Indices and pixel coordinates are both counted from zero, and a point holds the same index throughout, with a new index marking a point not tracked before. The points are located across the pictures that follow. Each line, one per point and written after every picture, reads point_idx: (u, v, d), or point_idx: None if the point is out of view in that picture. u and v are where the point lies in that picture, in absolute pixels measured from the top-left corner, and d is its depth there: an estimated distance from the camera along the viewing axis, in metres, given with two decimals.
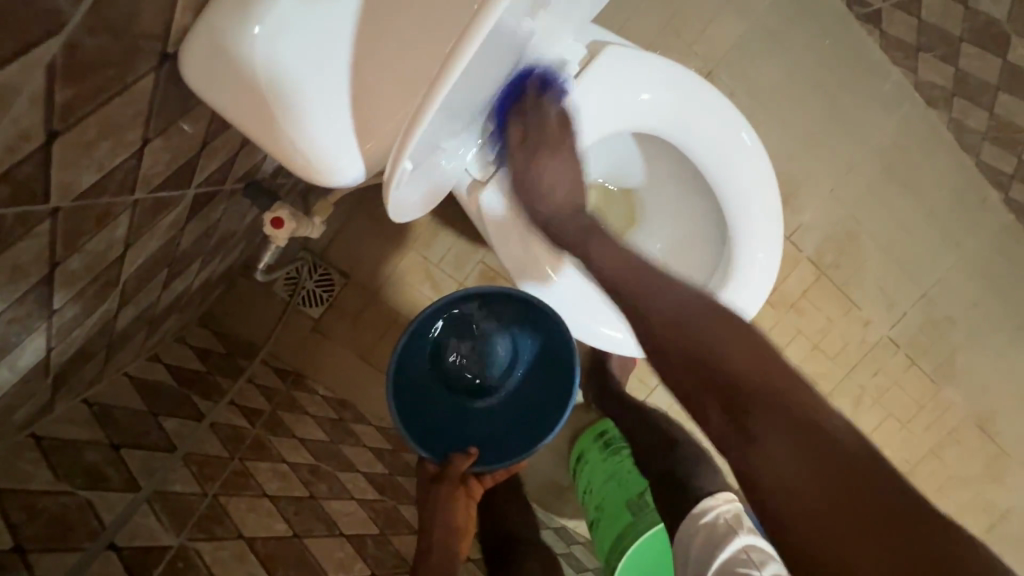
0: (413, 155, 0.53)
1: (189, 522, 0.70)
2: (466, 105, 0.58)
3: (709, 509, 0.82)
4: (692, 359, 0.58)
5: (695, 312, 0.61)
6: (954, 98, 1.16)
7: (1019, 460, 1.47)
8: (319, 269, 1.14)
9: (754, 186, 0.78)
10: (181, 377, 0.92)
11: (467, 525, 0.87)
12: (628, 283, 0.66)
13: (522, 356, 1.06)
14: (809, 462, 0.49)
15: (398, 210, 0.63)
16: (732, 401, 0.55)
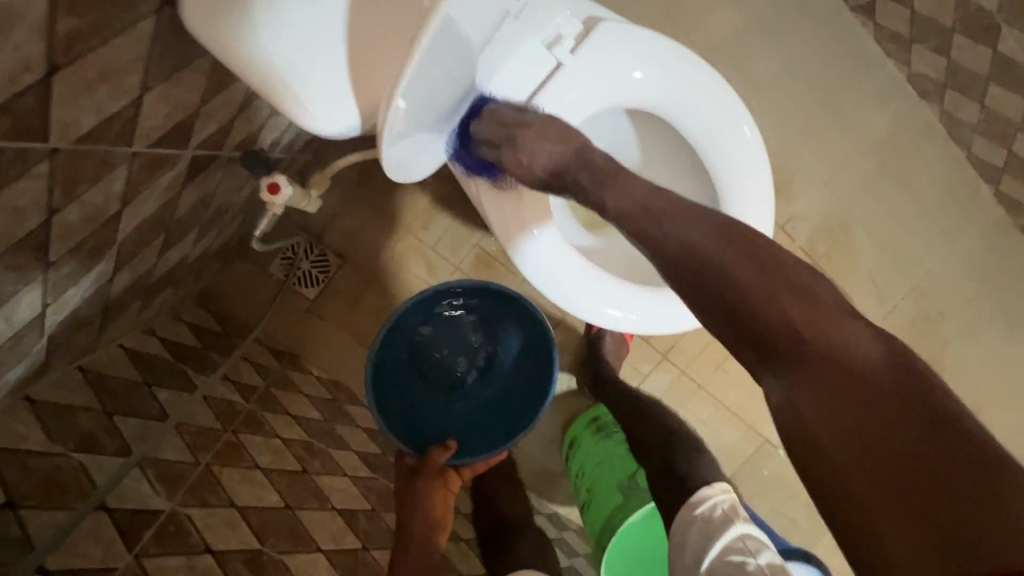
0: (406, 102, 0.54)
1: (181, 488, 0.70)
2: (456, 60, 0.58)
3: (705, 498, 0.81)
4: (712, 292, 0.57)
5: (710, 245, 0.60)
6: (947, 90, 1.17)
7: (1009, 454, 1.49)
8: (316, 250, 1.15)
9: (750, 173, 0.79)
10: (176, 351, 0.92)
11: (444, 517, 0.84)
12: (641, 221, 0.65)
13: (503, 359, 1.06)
14: (828, 392, 0.49)
15: (394, 166, 0.64)
16: (749, 325, 0.55)
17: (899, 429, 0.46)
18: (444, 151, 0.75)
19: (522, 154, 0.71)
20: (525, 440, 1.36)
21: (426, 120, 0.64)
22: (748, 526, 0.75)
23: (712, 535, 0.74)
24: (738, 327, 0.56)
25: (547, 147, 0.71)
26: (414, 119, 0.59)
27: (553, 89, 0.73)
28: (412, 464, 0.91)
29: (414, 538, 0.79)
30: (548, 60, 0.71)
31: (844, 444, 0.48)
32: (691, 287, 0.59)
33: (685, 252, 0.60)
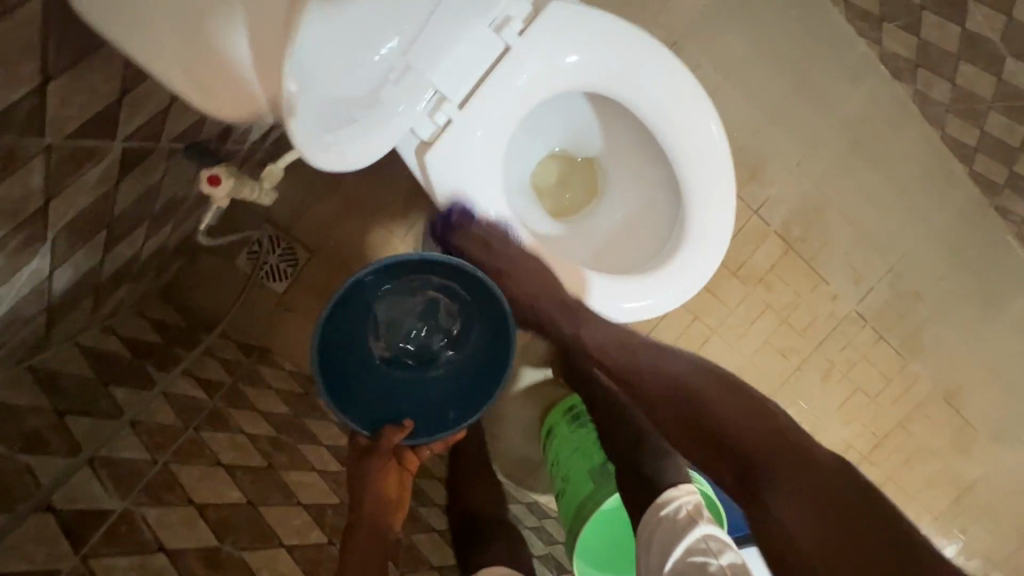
0: (305, 77, 0.51)
1: (135, 487, 0.69)
2: (360, 36, 0.57)
3: (671, 500, 0.81)
4: (693, 420, 0.70)
5: (691, 381, 0.75)
6: (919, 69, 1.16)
7: (983, 432, 1.51)
8: (281, 244, 1.14)
9: (711, 161, 0.79)
10: (137, 348, 0.91)
11: (399, 500, 0.85)
12: (630, 364, 0.80)
13: (456, 336, 1.07)
14: (805, 498, 0.58)
15: (331, 159, 0.61)
16: (725, 447, 0.66)
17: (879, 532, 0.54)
18: (394, 138, 0.71)
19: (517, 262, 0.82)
20: (504, 430, 1.36)
21: (350, 105, 0.61)
22: (712, 526, 0.76)
23: (675, 536, 0.74)
24: (715, 448, 0.67)
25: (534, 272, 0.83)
26: (327, 102, 0.56)
27: (502, 72, 0.72)
28: (365, 445, 0.90)
29: (364, 517, 0.79)
30: (496, 44, 0.70)
31: (825, 535, 0.55)
32: (672, 409, 0.73)
33: (665, 387, 0.75)
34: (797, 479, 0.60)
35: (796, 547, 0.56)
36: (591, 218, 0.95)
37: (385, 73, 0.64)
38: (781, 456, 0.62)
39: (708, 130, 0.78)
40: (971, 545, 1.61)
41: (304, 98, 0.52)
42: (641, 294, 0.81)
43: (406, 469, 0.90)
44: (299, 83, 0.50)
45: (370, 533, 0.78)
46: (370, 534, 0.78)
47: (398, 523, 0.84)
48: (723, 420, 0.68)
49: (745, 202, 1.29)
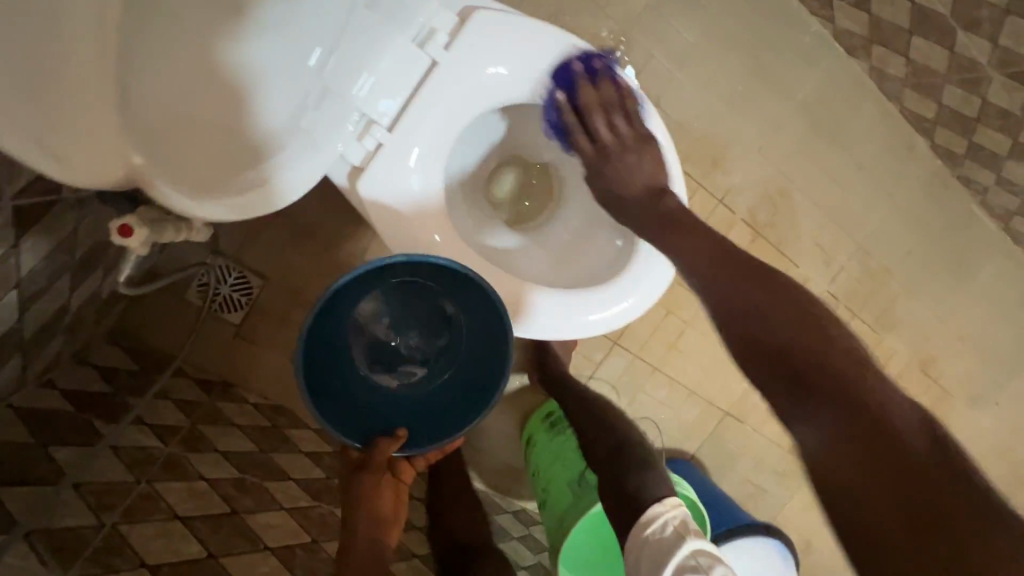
0: (161, 131, 0.50)
1: (79, 558, 0.65)
2: (249, 71, 0.55)
3: (657, 516, 0.76)
4: (748, 327, 0.62)
5: (734, 287, 0.66)
6: (873, 46, 1.15)
7: (961, 399, 1.53)
8: (233, 272, 1.08)
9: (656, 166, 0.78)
10: (80, 401, 0.86)
11: (396, 515, 0.78)
12: (698, 256, 0.70)
13: (456, 334, 0.96)
14: (846, 420, 0.51)
15: (249, 204, 0.60)
16: (780, 352, 0.59)
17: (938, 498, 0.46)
18: (320, 169, 0.66)
19: (621, 167, 0.80)
20: (483, 442, 1.33)
21: (264, 141, 0.59)
22: (701, 541, 0.72)
23: (664, 555, 0.70)
24: (770, 349, 0.59)
25: (644, 166, 0.79)
26: (217, 147, 0.55)
27: (431, 88, 0.70)
28: (356, 458, 0.81)
29: (358, 538, 0.73)
30: (422, 59, 0.68)
31: (863, 470, 0.49)
32: (721, 312, 0.65)
33: (726, 290, 0.66)
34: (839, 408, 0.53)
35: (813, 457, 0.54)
36: (549, 227, 0.94)
37: (304, 98, 0.61)
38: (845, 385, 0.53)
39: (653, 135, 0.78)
40: None
41: (162, 153, 0.50)
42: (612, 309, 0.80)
43: (400, 482, 0.82)
44: (152, 140, 0.49)
45: (368, 547, 0.73)
46: (366, 553, 0.72)
47: (396, 538, 0.78)
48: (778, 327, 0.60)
49: (709, 192, 1.26)
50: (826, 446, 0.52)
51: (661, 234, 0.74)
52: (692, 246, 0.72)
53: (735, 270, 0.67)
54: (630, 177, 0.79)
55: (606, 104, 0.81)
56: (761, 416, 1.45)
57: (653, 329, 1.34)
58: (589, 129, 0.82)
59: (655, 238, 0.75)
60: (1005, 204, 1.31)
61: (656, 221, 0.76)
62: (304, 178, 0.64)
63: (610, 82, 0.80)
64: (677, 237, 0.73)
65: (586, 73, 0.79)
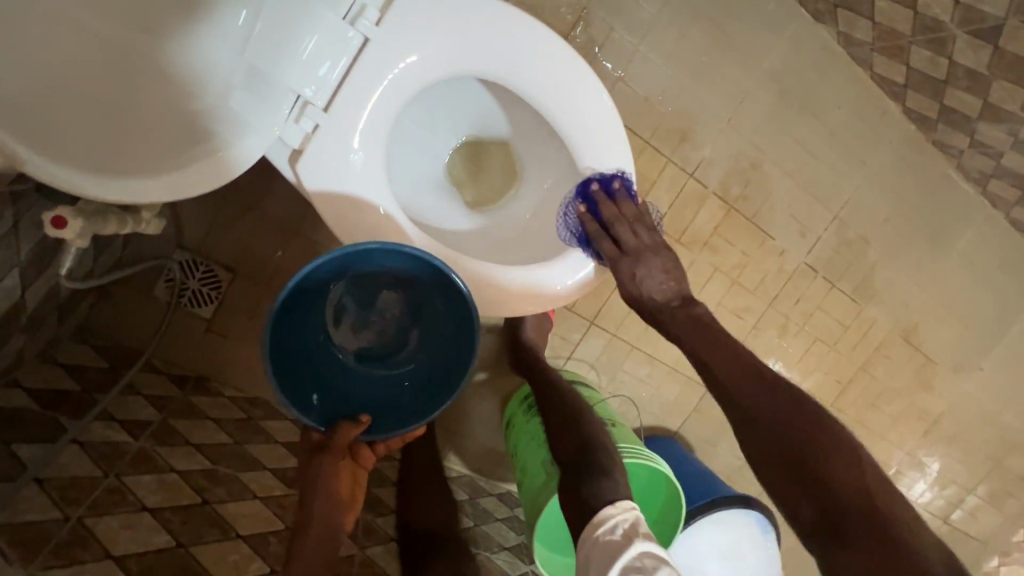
0: (56, 124, 0.51)
1: (42, 550, 0.66)
2: (151, 62, 0.57)
3: (607, 518, 0.75)
4: (783, 453, 0.67)
5: (767, 409, 0.70)
6: (838, 10, 1.14)
7: (944, 365, 1.53)
8: (200, 266, 1.08)
9: (603, 138, 0.79)
10: (47, 399, 0.86)
11: (352, 499, 0.79)
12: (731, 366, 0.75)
13: (428, 322, 0.94)
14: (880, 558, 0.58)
15: (161, 189, 0.60)
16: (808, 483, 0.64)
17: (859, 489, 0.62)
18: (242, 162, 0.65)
19: (648, 270, 0.81)
20: (463, 427, 1.33)
21: (179, 132, 0.60)
22: (650, 543, 0.72)
23: (612, 555, 0.70)
24: (796, 475, 0.66)
25: (665, 272, 0.83)
26: (116, 132, 0.56)
27: (367, 67, 0.69)
28: (318, 440, 0.81)
29: (315, 520, 0.74)
30: (353, 36, 0.67)
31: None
32: (750, 432, 0.71)
33: (756, 405, 0.71)
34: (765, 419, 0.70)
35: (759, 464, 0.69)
36: (510, 206, 0.93)
37: (224, 81, 0.61)
38: (847, 484, 0.62)
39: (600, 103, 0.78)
40: (946, 476, 1.64)
41: (50, 137, 0.51)
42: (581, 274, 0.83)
43: (360, 467, 0.82)
44: (35, 124, 0.50)
45: (321, 529, 0.74)
46: (320, 534, 0.73)
47: (351, 521, 0.80)
48: (812, 458, 0.65)
49: (679, 166, 1.25)
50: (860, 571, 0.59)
51: (691, 333, 0.79)
52: (721, 354, 0.76)
53: (765, 390, 0.72)
54: (658, 279, 0.82)
55: (629, 217, 0.82)
56: None
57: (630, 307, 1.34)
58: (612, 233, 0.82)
59: (687, 342, 0.79)
60: (981, 167, 1.30)
61: (681, 322, 0.80)
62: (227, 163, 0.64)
63: (629, 199, 0.82)
64: (703, 336, 0.79)
65: (604, 191, 0.81)
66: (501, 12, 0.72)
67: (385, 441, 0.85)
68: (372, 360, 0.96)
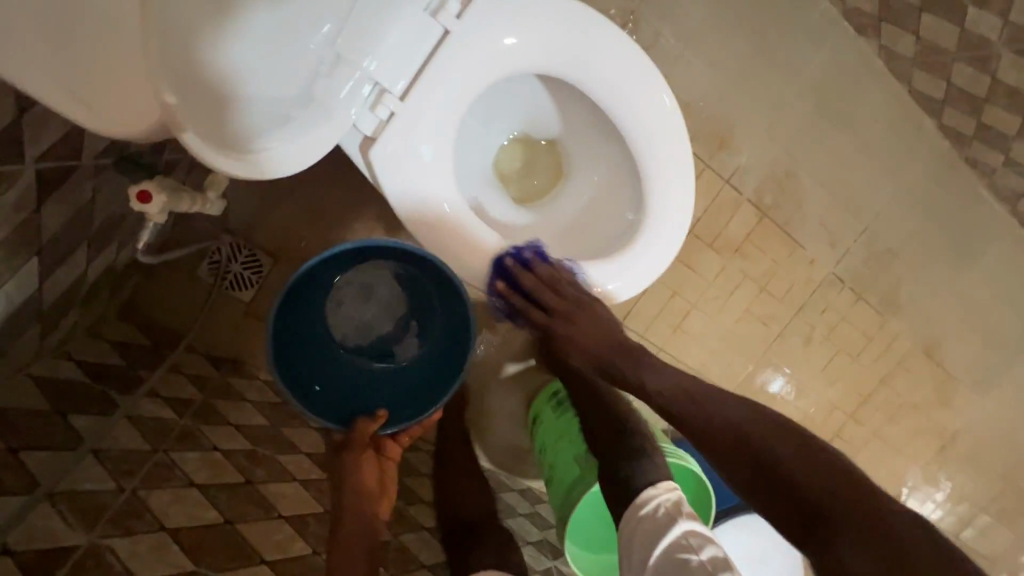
0: (205, 96, 0.53)
1: (101, 518, 0.67)
2: (294, 45, 0.58)
3: (649, 500, 0.78)
4: (717, 422, 0.68)
5: (708, 397, 0.73)
6: (882, 24, 1.16)
7: (963, 382, 1.53)
8: (244, 251, 1.09)
9: (665, 138, 0.80)
10: (97, 373, 0.87)
11: (383, 489, 0.81)
12: (679, 399, 0.73)
13: (424, 316, 1.00)
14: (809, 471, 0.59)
15: (270, 163, 0.63)
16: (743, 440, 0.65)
17: (861, 507, 0.55)
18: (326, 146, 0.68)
19: (573, 331, 0.83)
20: (489, 420, 1.34)
21: (293, 114, 0.62)
22: (694, 523, 0.73)
23: (656, 535, 0.72)
24: (723, 440, 0.67)
25: (594, 324, 0.83)
26: (249, 110, 0.57)
27: (444, 58, 0.71)
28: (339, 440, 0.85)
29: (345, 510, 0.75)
30: (434, 27, 0.69)
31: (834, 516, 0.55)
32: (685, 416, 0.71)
33: (695, 405, 0.72)
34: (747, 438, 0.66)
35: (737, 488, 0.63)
36: (557, 203, 0.95)
37: (313, 67, 0.62)
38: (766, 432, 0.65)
39: (662, 103, 0.79)
40: (959, 493, 1.65)
41: (196, 107, 0.52)
42: (643, 275, 0.84)
43: (385, 458, 0.86)
44: (189, 92, 0.51)
45: (355, 513, 0.75)
46: (355, 519, 0.73)
47: (387, 509, 0.81)
48: (735, 419, 0.68)
49: (716, 172, 1.27)
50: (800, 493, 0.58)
51: (640, 370, 0.79)
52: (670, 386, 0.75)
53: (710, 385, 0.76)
54: (586, 337, 0.83)
55: (550, 280, 0.84)
56: (764, 398, 1.47)
57: (657, 309, 1.35)
58: (538, 301, 0.85)
59: (632, 377, 0.79)
60: (1014, 185, 1.30)
61: (624, 360, 0.81)
62: (308, 151, 0.66)
63: (543, 263, 0.85)
64: (652, 372, 0.78)
65: (519, 263, 0.84)
66: (574, 8, 0.74)
67: (408, 432, 0.90)
68: (381, 357, 1.01)
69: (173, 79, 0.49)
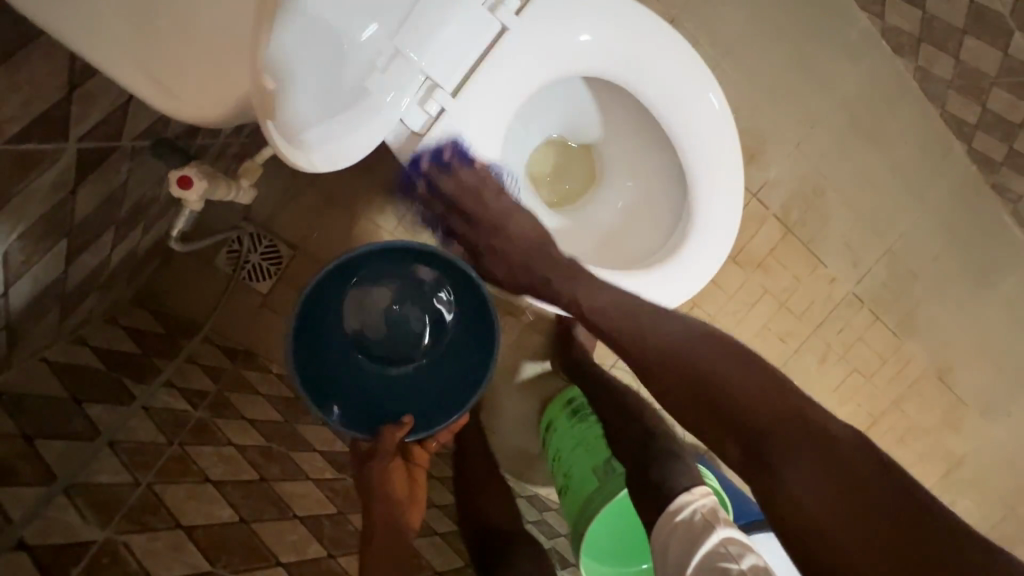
0: (293, 98, 0.51)
1: (117, 514, 0.65)
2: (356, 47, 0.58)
3: (683, 506, 0.77)
4: (695, 384, 0.68)
5: (681, 339, 0.72)
6: (921, 44, 1.15)
7: (976, 409, 1.50)
8: (264, 240, 1.07)
9: (716, 147, 0.79)
10: (112, 361, 0.85)
11: (414, 497, 0.81)
12: (612, 309, 0.77)
13: (454, 319, 0.99)
14: (823, 474, 0.57)
15: (327, 157, 0.60)
16: (739, 417, 0.64)
17: (904, 512, 0.53)
18: (376, 138, 0.67)
19: (502, 246, 0.85)
20: (501, 425, 1.32)
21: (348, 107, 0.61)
22: (731, 531, 0.72)
23: (691, 544, 0.70)
24: (719, 414, 0.65)
25: (527, 233, 0.85)
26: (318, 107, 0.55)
27: (500, 56, 0.71)
28: (366, 449, 0.83)
29: (375, 518, 0.74)
30: (492, 23, 0.69)
31: (840, 517, 0.54)
32: (673, 374, 0.69)
33: (674, 350, 0.71)
34: (783, 427, 0.61)
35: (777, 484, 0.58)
36: (592, 209, 0.94)
37: (372, 62, 0.61)
38: (773, 417, 0.62)
39: (709, 103, 0.78)
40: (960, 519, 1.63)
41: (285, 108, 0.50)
42: (684, 291, 0.82)
43: (414, 464, 0.86)
44: (284, 94, 0.49)
45: (386, 528, 0.74)
46: (384, 527, 0.74)
47: (417, 519, 0.80)
48: (730, 390, 0.65)
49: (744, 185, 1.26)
50: (810, 494, 0.56)
51: (573, 284, 0.80)
52: (613, 296, 0.77)
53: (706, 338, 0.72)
54: (514, 241, 0.85)
55: (472, 185, 0.80)
56: None
57: None
58: (463, 212, 0.85)
59: (566, 290, 0.81)
60: None
61: (563, 269, 0.82)
62: (359, 147, 0.64)
63: (466, 165, 0.77)
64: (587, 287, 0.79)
65: (438, 167, 0.77)
66: (627, 8, 0.74)
67: (436, 437, 0.90)
68: (405, 361, 0.99)
69: (274, 60, 0.46)
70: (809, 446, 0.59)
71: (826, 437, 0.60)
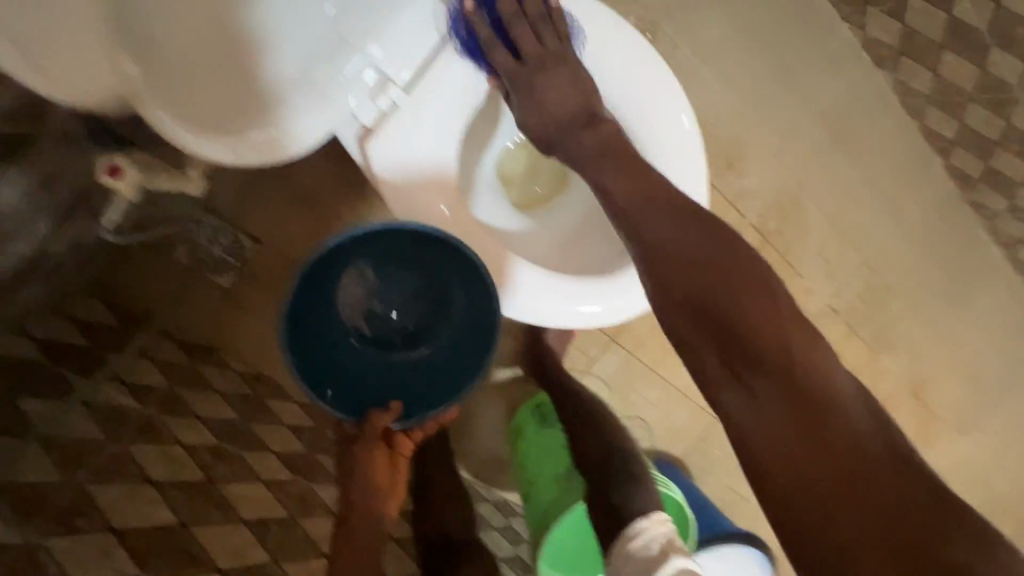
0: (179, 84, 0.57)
1: (42, 515, 0.62)
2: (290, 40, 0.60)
3: (640, 533, 0.73)
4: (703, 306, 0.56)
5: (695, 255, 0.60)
6: (902, 58, 1.14)
7: (949, 427, 1.48)
8: (225, 234, 1.02)
9: (678, 154, 0.79)
10: (56, 352, 0.84)
11: (393, 484, 0.77)
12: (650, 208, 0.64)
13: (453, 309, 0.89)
14: (801, 419, 0.49)
15: (254, 149, 0.62)
16: (737, 343, 0.53)
17: (882, 471, 0.46)
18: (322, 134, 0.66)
19: (551, 85, 0.74)
20: (469, 429, 1.29)
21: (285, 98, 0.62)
22: (685, 561, 0.69)
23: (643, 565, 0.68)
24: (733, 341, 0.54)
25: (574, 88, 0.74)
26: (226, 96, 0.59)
27: (453, 52, 0.71)
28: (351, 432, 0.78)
29: (355, 510, 0.72)
30: (447, 17, 0.69)
31: (812, 464, 0.47)
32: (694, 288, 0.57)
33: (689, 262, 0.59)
34: (798, 400, 0.50)
35: (770, 456, 0.49)
36: (559, 212, 0.92)
37: (314, 52, 0.62)
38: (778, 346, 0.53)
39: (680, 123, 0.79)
40: None
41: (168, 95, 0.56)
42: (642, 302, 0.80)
43: (397, 452, 0.79)
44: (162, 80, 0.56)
45: (365, 519, 0.72)
46: (362, 519, 0.71)
47: (398, 506, 0.78)
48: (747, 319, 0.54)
49: (721, 192, 1.24)
50: (776, 436, 0.49)
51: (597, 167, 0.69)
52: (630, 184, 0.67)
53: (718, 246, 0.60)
54: (555, 99, 0.74)
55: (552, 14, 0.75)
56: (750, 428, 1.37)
57: (651, 327, 1.29)
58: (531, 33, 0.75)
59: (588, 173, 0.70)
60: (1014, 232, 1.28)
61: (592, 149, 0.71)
62: (295, 138, 0.64)
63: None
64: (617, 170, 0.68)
65: None
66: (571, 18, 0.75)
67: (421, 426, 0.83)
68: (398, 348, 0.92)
69: (132, 44, 0.53)
70: (816, 428, 0.48)
71: (836, 400, 0.49)
